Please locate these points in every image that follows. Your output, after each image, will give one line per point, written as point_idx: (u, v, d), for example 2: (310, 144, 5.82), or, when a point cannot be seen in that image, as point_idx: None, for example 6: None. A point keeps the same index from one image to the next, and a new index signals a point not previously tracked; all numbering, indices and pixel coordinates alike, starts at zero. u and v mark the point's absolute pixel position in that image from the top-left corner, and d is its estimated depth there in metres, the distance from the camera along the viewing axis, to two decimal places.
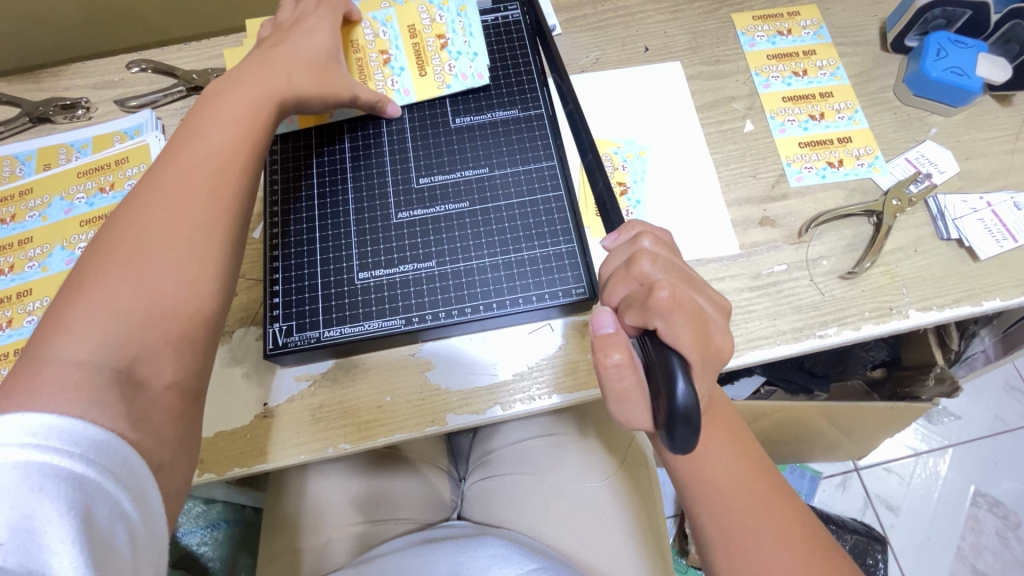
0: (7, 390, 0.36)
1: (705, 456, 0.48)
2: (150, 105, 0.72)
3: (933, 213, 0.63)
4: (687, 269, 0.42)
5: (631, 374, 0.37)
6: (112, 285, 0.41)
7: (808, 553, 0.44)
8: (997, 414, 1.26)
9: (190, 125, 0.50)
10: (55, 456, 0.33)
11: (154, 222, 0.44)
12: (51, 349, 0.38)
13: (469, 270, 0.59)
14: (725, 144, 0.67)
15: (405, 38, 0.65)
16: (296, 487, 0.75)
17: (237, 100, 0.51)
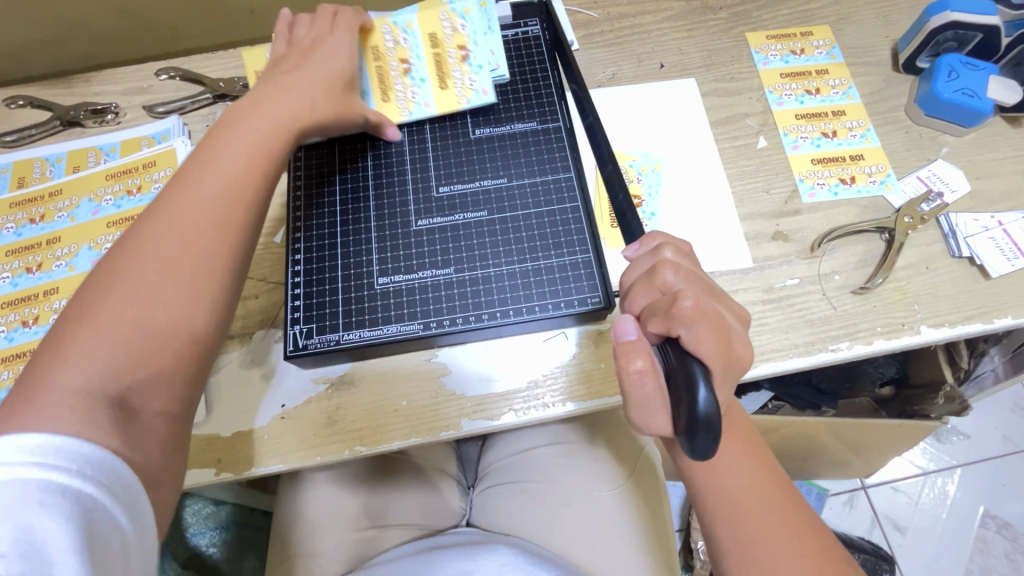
0: (8, 412, 0.37)
1: (720, 464, 0.49)
2: (177, 111, 0.74)
3: (945, 231, 0.64)
4: (709, 280, 0.43)
5: (652, 381, 0.38)
6: (112, 312, 0.41)
7: (818, 566, 0.44)
8: (1006, 435, 1.25)
9: (204, 150, 0.50)
10: (54, 473, 0.34)
11: (169, 235, 0.45)
12: (51, 372, 0.39)
13: (486, 279, 0.60)
14: (739, 159, 0.69)
15: (425, 49, 0.67)
16: (307, 490, 0.75)
17: (260, 124, 0.52)
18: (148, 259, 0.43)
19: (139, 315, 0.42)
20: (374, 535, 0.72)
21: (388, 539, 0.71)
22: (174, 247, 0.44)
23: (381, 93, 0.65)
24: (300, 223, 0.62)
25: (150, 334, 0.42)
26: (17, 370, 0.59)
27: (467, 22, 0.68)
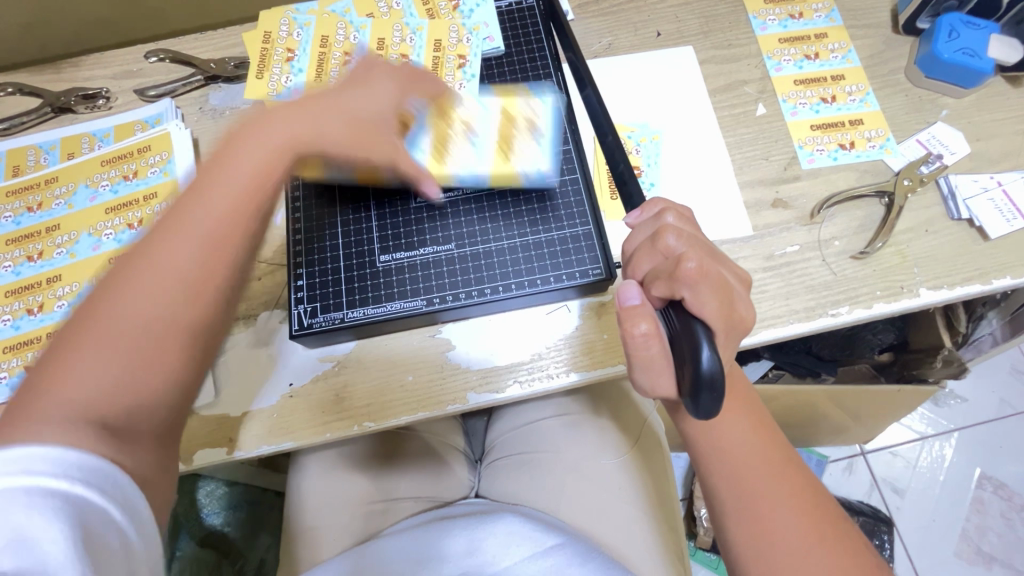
0: (10, 421, 0.36)
1: (720, 428, 0.50)
2: (169, 95, 0.73)
3: (944, 193, 0.64)
4: (714, 246, 0.43)
5: (657, 345, 0.38)
6: (110, 322, 0.39)
7: (815, 520, 0.46)
8: (1003, 397, 1.27)
9: (223, 150, 0.46)
10: (50, 482, 0.33)
11: (168, 259, 0.41)
12: (50, 383, 0.37)
13: (490, 258, 0.60)
14: (738, 127, 0.68)
15: (496, 116, 0.63)
16: (317, 468, 0.77)
17: (281, 124, 0.47)
18: (148, 288, 0.40)
19: (132, 342, 0.39)
20: (385, 509, 0.73)
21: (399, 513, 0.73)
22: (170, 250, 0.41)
23: (437, 150, 0.61)
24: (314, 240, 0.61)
25: (143, 362, 0.39)
26: (26, 357, 0.60)
27: (473, 36, 0.67)
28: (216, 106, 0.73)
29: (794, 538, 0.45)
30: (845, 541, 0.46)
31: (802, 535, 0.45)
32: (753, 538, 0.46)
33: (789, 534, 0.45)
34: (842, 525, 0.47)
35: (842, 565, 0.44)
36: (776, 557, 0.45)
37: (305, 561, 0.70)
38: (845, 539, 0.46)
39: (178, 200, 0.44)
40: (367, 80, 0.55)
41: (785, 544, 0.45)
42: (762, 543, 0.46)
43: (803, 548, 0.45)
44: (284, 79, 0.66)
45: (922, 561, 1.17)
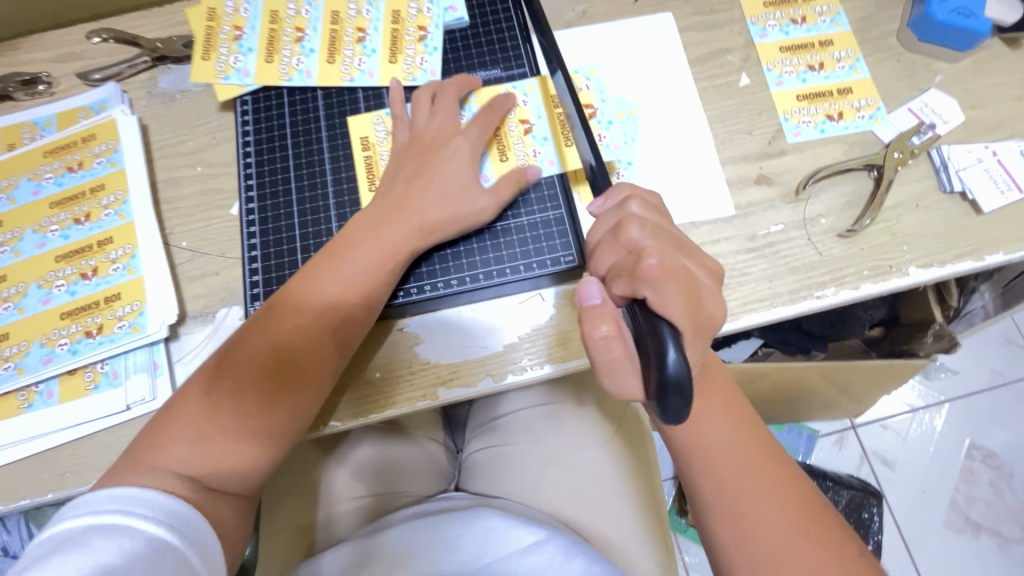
0: (139, 455, 0.48)
1: (701, 422, 0.47)
2: (115, 78, 0.68)
3: (936, 165, 0.61)
4: (680, 236, 0.41)
5: (619, 348, 0.37)
6: (211, 416, 0.50)
7: (800, 514, 0.44)
8: (993, 367, 1.26)
9: (321, 262, 0.54)
10: (137, 518, 0.43)
11: (261, 340, 0.52)
12: (171, 439, 0.49)
13: (457, 253, 0.59)
14: (720, 99, 0.64)
15: (549, 109, 0.61)
16: (290, 465, 0.74)
17: (366, 258, 0.54)
18: (249, 354, 0.52)
19: (227, 419, 0.50)
20: (363, 504, 0.72)
21: (377, 508, 0.72)
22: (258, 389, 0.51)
23: (498, 154, 0.60)
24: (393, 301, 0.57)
25: (237, 441, 0.50)
26: None
27: (434, 5, 0.64)
28: (165, 89, 0.68)
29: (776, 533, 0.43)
30: (832, 533, 0.44)
31: (784, 529, 0.43)
32: (736, 534, 0.44)
33: (770, 528, 0.44)
34: (826, 516, 0.45)
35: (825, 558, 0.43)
36: (758, 553, 0.43)
37: (281, 561, 0.68)
38: (832, 531, 0.44)
39: (266, 328, 0.52)
40: (461, 194, 0.56)
41: (767, 540, 0.43)
42: (743, 538, 0.44)
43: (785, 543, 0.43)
44: (232, 60, 0.63)
45: (911, 532, 1.18)
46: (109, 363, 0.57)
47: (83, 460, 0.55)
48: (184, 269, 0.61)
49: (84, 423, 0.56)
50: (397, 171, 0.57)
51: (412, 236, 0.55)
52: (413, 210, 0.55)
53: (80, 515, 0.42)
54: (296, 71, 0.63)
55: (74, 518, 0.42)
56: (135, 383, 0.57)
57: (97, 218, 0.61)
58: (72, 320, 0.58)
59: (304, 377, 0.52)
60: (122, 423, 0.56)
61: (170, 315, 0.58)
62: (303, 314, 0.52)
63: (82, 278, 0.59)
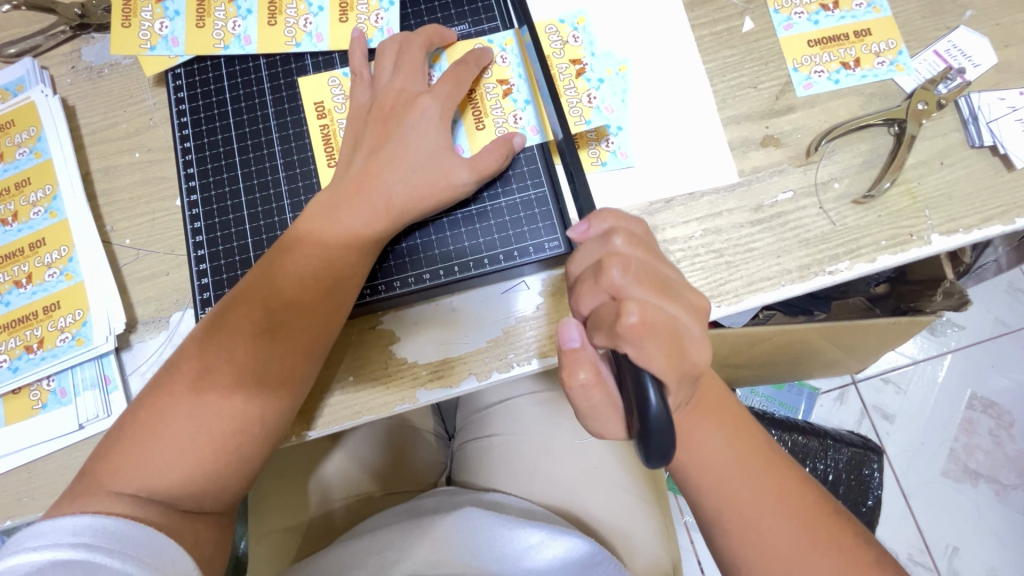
0: (92, 479, 0.42)
1: (694, 437, 0.44)
2: (32, 52, 0.59)
3: (965, 116, 0.54)
4: (667, 275, 0.39)
5: (597, 392, 0.37)
6: (165, 430, 0.43)
7: (809, 523, 0.41)
8: (998, 316, 1.17)
9: (284, 245, 0.48)
10: (91, 552, 0.37)
11: (218, 340, 0.45)
12: (122, 459, 0.42)
13: (429, 242, 0.53)
14: (721, 49, 0.56)
15: (529, 66, 0.54)
16: (277, 466, 0.71)
17: (335, 240, 0.48)
18: (206, 355, 0.44)
19: (188, 430, 0.43)
20: (353, 501, 0.69)
21: (368, 505, 0.69)
22: (217, 394, 0.44)
23: (473, 121, 0.53)
24: (370, 295, 0.52)
25: (200, 455, 0.43)
26: None
27: None
28: (90, 63, 0.59)
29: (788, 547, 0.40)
30: (846, 540, 0.41)
31: (796, 543, 0.40)
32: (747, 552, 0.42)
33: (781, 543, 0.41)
34: (839, 521, 0.42)
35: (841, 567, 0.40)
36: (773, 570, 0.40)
37: (274, 563, 0.67)
38: (846, 539, 0.41)
39: (220, 325, 0.45)
40: (431, 165, 0.49)
41: (779, 551, 0.40)
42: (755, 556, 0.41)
43: (799, 557, 0.40)
44: (158, 26, 0.55)
45: (908, 482, 1.13)
46: (56, 380, 0.53)
47: (37, 484, 0.51)
48: (130, 270, 0.55)
49: (35, 445, 0.51)
50: (359, 143, 0.50)
51: (378, 219, 0.48)
52: (379, 189, 0.48)
53: (34, 549, 0.37)
54: (233, 38, 0.55)
55: (33, 550, 0.37)
56: (85, 400, 0.52)
57: (26, 217, 0.55)
58: (9, 333, 0.53)
59: (273, 382, 0.45)
60: (75, 443, 0.51)
61: (118, 324, 0.52)
62: (264, 311, 0.45)
63: (16, 286, 0.54)
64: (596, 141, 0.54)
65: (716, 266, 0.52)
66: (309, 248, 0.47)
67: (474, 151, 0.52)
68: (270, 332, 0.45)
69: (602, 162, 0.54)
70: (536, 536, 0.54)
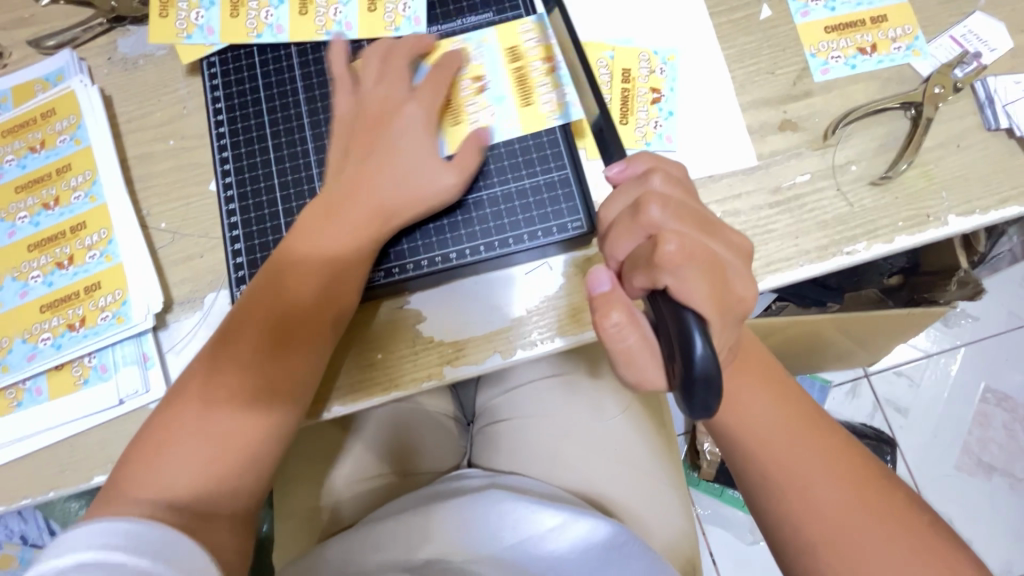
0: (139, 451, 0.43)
1: (742, 401, 0.45)
2: (71, 45, 0.61)
3: (981, 100, 0.55)
4: (706, 214, 0.40)
5: (633, 334, 0.38)
6: None
7: (857, 488, 0.43)
8: (1012, 309, 1.17)
9: (320, 228, 0.50)
10: (119, 556, 0.36)
11: None
12: (167, 435, 0.44)
13: (455, 224, 0.54)
14: (738, 36, 0.58)
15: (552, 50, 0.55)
16: (303, 447, 0.73)
17: (366, 226, 0.49)
18: None
19: None
20: (377, 484, 0.71)
21: (391, 489, 0.71)
22: None
23: (498, 103, 0.55)
24: (396, 275, 0.53)
25: None
26: None
27: None
28: (126, 54, 0.61)
29: (834, 505, 0.42)
30: (893, 504, 0.42)
31: (842, 505, 0.42)
32: (793, 513, 0.43)
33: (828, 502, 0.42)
34: (884, 483, 0.43)
35: (890, 530, 0.41)
36: (823, 531, 0.42)
37: (300, 540, 0.69)
38: (891, 502, 0.42)
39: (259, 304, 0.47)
40: (460, 150, 0.50)
41: (829, 517, 0.42)
42: (802, 515, 0.43)
43: (844, 519, 0.41)
44: (194, 16, 0.57)
45: (922, 475, 1.13)
46: (97, 357, 0.55)
47: (79, 457, 0.53)
48: (166, 253, 0.57)
49: (77, 419, 0.53)
50: (388, 132, 0.52)
51: (411, 202, 0.50)
52: (412, 173, 0.50)
53: (60, 553, 0.36)
54: (265, 27, 0.57)
55: (60, 554, 0.36)
56: (125, 375, 0.54)
57: (67, 202, 0.57)
58: (51, 312, 0.55)
59: (301, 364, 0.48)
60: (115, 418, 0.54)
61: (156, 303, 0.54)
62: (289, 304, 0.48)
63: (58, 267, 0.56)
64: (646, 121, 0.56)
65: None
66: (340, 234, 0.49)
67: (495, 132, 0.54)
68: None
69: (647, 141, 0.56)
70: (555, 519, 0.55)
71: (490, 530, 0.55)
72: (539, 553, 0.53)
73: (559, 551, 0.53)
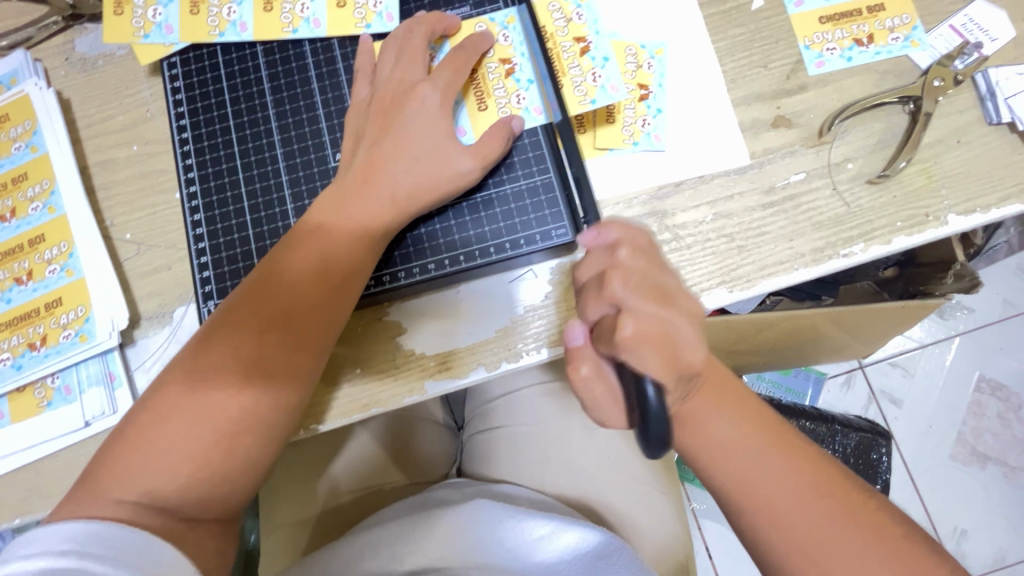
0: (97, 484, 0.41)
1: (700, 419, 0.44)
2: (24, 45, 0.58)
3: (982, 92, 0.53)
4: (668, 282, 0.39)
5: (600, 385, 0.39)
6: (169, 437, 0.41)
7: (829, 504, 0.40)
8: (1007, 298, 1.15)
9: (289, 241, 0.47)
10: (83, 559, 0.35)
11: (220, 340, 0.44)
12: (127, 466, 0.41)
13: (433, 232, 0.51)
14: (729, 27, 0.55)
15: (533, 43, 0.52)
16: (286, 459, 0.71)
17: (338, 240, 0.46)
18: (211, 356, 0.43)
19: (195, 435, 0.42)
20: (362, 496, 0.69)
21: (377, 499, 0.68)
22: (223, 396, 0.43)
23: (476, 101, 0.52)
24: (373, 286, 0.51)
25: (208, 460, 0.42)
26: None
27: None
28: (84, 54, 0.57)
29: (811, 525, 0.40)
30: (871, 516, 0.40)
31: (814, 524, 0.40)
32: (763, 531, 0.41)
33: (803, 523, 0.40)
34: (857, 494, 0.41)
35: (866, 546, 0.39)
36: (798, 553, 0.40)
37: (283, 555, 0.67)
38: (869, 514, 0.40)
39: (224, 326, 0.44)
40: (436, 155, 0.48)
41: (803, 538, 0.40)
42: (772, 534, 0.41)
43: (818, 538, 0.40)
44: (151, 13, 0.54)
45: (918, 466, 1.12)
46: (60, 377, 0.52)
47: (45, 481, 0.51)
48: (132, 265, 0.54)
49: (42, 443, 0.51)
50: (360, 137, 0.49)
51: (387, 215, 0.47)
52: (385, 181, 0.47)
53: (27, 557, 0.35)
54: (228, 24, 0.54)
55: (26, 559, 0.35)
56: (91, 397, 0.52)
57: (24, 213, 0.54)
58: (11, 330, 0.52)
59: (285, 384, 0.44)
60: (81, 440, 0.51)
61: (121, 320, 0.51)
62: (275, 312, 0.45)
63: (17, 283, 0.53)
64: (633, 119, 0.53)
65: (727, 251, 0.51)
66: (318, 242, 0.46)
67: (476, 134, 0.51)
68: (278, 333, 0.44)
69: (635, 141, 0.53)
70: (546, 527, 0.53)
71: (480, 539, 0.53)
72: (533, 562, 0.51)
73: (551, 559, 0.51)
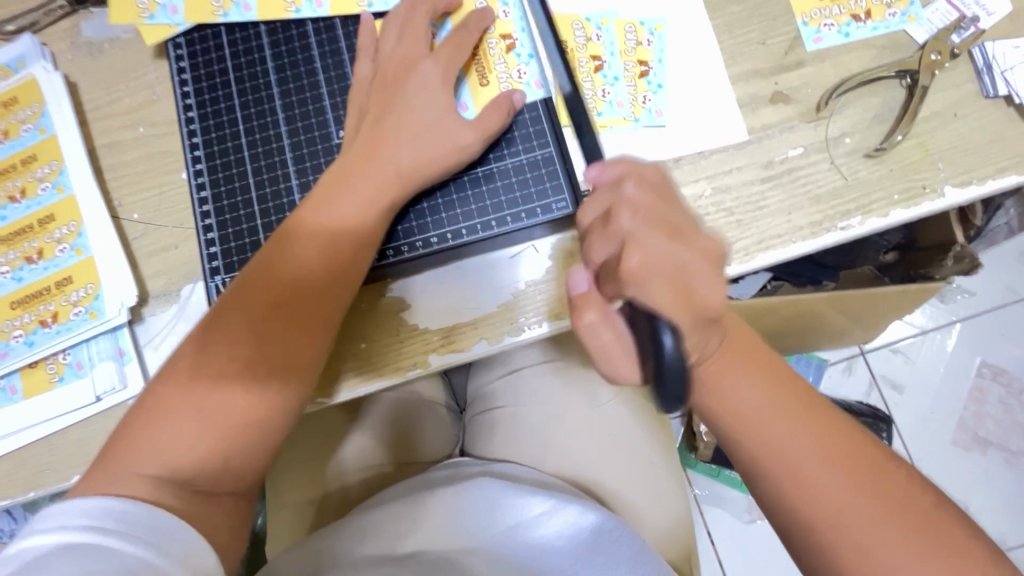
0: (111, 453, 0.42)
1: (725, 383, 0.44)
2: (31, 29, 0.59)
3: (979, 66, 0.53)
4: (681, 219, 0.39)
5: (607, 331, 0.38)
6: (180, 406, 0.42)
7: (851, 463, 0.42)
8: (1007, 283, 1.16)
9: (295, 216, 0.48)
10: (100, 535, 0.36)
11: (230, 312, 0.45)
12: (139, 435, 0.42)
13: (436, 207, 0.52)
14: (728, 5, 0.55)
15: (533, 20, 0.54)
16: (293, 439, 0.72)
17: (342, 214, 0.47)
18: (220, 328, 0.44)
19: (206, 405, 0.43)
20: (368, 475, 0.70)
21: (383, 478, 0.69)
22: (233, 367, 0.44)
23: (478, 77, 0.52)
24: (378, 261, 0.52)
25: (218, 429, 0.43)
26: None
27: None
28: (90, 38, 0.58)
29: (834, 484, 0.41)
30: (890, 476, 0.42)
31: (839, 483, 0.41)
32: (787, 491, 0.42)
33: (825, 482, 0.41)
34: (877, 456, 0.43)
35: (887, 504, 0.40)
36: (824, 511, 0.41)
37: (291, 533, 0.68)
38: (888, 474, 0.42)
39: (234, 298, 0.45)
40: (439, 129, 0.48)
41: (827, 497, 0.41)
42: (797, 493, 0.42)
43: (843, 497, 0.41)
44: None
45: (919, 451, 1.13)
46: (71, 353, 0.54)
47: (58, 456, 0.52)
48: (140, 245, 0.55)
49: (54, 418, 0.52)
50: (364, 113, 0.50)
51: (391, 189, 0.48)
52: (389, 155, 0.48)
53: (44, 533, 0.36)
54: (232, 5, 0.55)
55: (44, 533, 0.36)
56: (101, 372, 0.53)
57: (34, 194, 0.55)
58: (22, 308, 0.53)
59: (293, 359, 0.45)
60: (92, 415, 0.52)
61: (130, 297, 0.52)
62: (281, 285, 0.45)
63: (27, 262, 0.54)
64: (633, 95, 0.54)
65: (726, 225, 0.52)
66: (323, 216, 0.47)
67: (477, 109, 0.52)
68: (285, 305, 0.45)
69: (636, 117, 0.54)
70: (543, 506, 0.54)
71: (478, 519, 0.54)
72: (531, 539, 0.52)
73: (549, 537, 0.52)
